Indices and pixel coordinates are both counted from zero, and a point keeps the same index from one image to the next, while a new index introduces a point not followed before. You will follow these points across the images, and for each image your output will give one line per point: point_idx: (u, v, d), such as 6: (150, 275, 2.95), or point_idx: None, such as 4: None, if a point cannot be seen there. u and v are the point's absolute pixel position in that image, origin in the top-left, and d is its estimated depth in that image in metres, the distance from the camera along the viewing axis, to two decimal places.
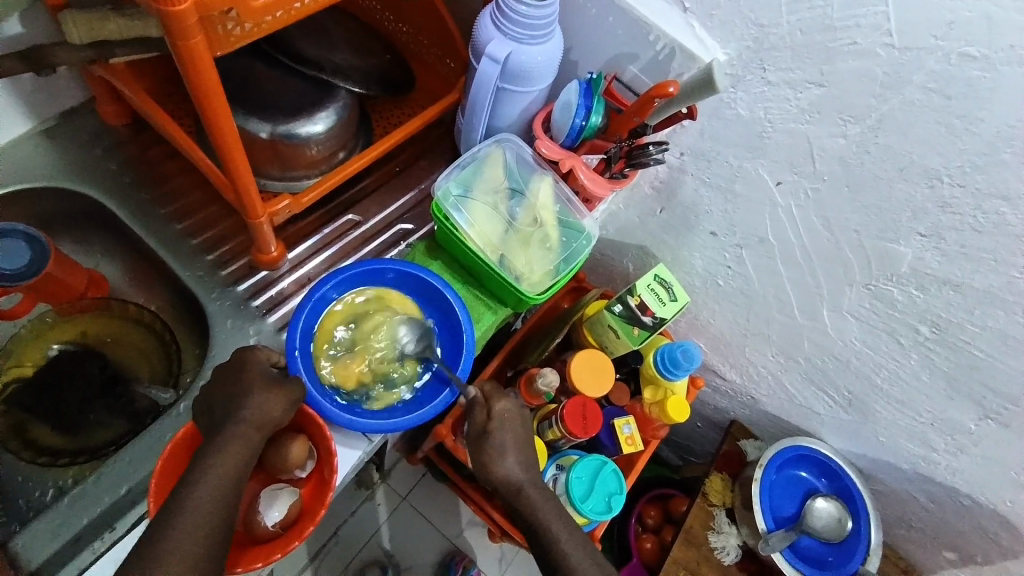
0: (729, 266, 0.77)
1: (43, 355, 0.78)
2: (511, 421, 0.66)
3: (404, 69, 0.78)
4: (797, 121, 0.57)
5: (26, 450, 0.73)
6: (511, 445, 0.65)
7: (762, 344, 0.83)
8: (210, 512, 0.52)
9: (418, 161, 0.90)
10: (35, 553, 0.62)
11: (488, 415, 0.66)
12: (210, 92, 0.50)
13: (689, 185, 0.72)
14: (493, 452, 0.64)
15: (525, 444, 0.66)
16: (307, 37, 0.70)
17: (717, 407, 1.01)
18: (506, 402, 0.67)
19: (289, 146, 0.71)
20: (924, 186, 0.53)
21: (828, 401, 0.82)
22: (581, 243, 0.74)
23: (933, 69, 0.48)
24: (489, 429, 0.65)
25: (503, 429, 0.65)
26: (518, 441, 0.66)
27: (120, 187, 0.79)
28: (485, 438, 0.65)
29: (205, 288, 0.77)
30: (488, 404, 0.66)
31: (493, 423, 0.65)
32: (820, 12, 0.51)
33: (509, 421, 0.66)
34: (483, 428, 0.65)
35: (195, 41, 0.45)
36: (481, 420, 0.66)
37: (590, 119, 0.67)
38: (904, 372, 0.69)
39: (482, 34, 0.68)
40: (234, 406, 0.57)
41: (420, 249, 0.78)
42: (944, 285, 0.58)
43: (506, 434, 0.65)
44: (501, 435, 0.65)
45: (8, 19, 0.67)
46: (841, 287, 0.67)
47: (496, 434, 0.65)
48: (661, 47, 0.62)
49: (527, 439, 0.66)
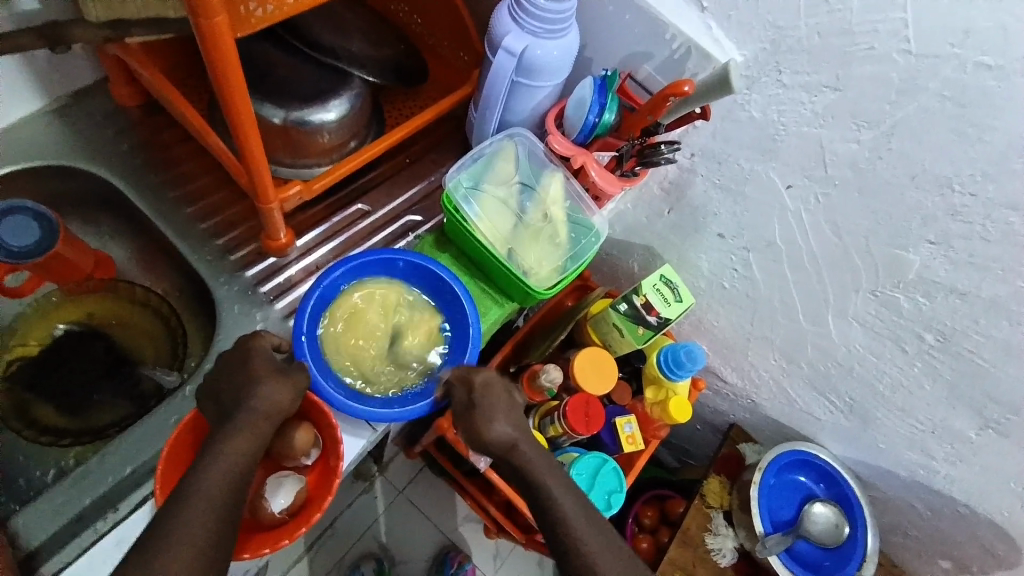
0: (736, 269, 0.77)
1: (48, 333, 0.78)
2: (495, 388, 0.65)
3: (418, 60, 0.77)
4: (810, 125, 0.58)
5: (29, 430, 0.73)
6: (499, 411, 0.64)
7: (766, 347, 0.83)
8: (221, 495, 0.52)
9: (429, 153, 0.89)
10: (35, 533, 0.62)
11: (469, 387, 0.64)
12: (229, 73, 0.49)
13: (699, 186, 0.72)
14: (488, 428, 0.63)
15: (515, 412, 0.65)
16: (323, 24, 0.70)
17: (717, 410, 1.01)
18: (485, 371, 0.66)
19: (301, 133, 0.70)
20: (935, 194, 0.54)
21: (830, 407, 0.82)
22: (590, 240, 0.74)
23: (948, 76, 0.48)
24: (475, 400, 0.64)
25: (489, 397, 0.64)
26: (508, 407, 0.65)
27: (130, 169, 0.79)
28: (473, 409, 0.63)
29: (214, 272, 0.77)
30: (467, 377, 0.65)
31: (478, 392, 0.64)
32: (838, 16, 0.51)
33: (493, 389, 0.65)
34: (468, 402, 0.64)
35: (218, 20, 0.45)
36: (465, 393, 0.64)
37: (603, 116, 0.67)
38: (908, 382, 0.69)
39: (498, 26, 0.67)
40: (243, 393, 0.57)
41: (429, 241, 0.78)
42: (951, 293, 0.58)
43: (492, 401, 0.64)
44: (488, 404, 0.64)
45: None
46: (847, 293, 0.67)
47: (483, 403, 0.64)
48: (676, 46, 0.62)
49: (515, 407, 0.66)
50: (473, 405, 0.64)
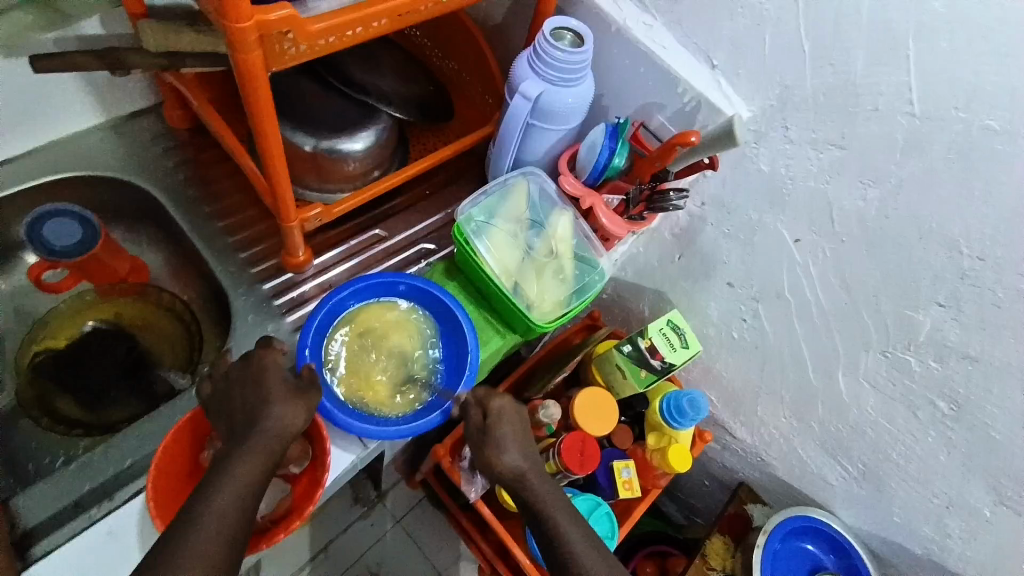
0: (745, 320, 0.76)
1: (78, 330, 0.83)
2: (510, 416, 0.67)
3: (444, 99, 0.82)
4: (817, 180, 0.59)
5: (46, 418, 0.77)
6: (510, 440, 0.65)
7: (775, 403, 0.81)
8: (236, 515, 0.53)
9: (448, 186, 0.93)
10: (34, 513, 0.65)
11: (484, 412, 0.66)
12: (261, 101, 0.54)
13: (709, 233, 0.73)
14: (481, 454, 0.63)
15: (523, 439, 0.66)
16: (357, 62, 0.76)
17: (726, 467, 0.97)
18: (503, 399, 0.68)
19: (329, 159, 0.75)
20: (944, 255, 0.53)
21: (842, 471, 0.79)
22: (594, 278, 0.75)
23: (953, 138, 0.49)
24: (488, 426, 0.65)
25: (501, 423, 0.66)
26: (516, 435, 0.66)
27: (171, 183, 0.85)
28: (485, 434, 0.65)
29: (234, 283, 0.81)
30: (483, 401, 0.67)
31: (492, 417, 0.66)
32: (843, 78, 0.53)
33: (506, 417, 0.66)
34: (482, 427, 0.65)
35: (252, 54, 0.49)
36: (478, 418, 0.66)
37: (613, 159, 0.70)
38: (921, 450, 0.66)
39: (516, 72, 0.71)
40: (257, 413, 0.59)
41: (439, 269, 0.80)
42: (963, 359, 0.57)
43: (503, 428, 0.65)
44: (499, 431, 0.65)
45: (90, 19, 0.77)
46: (857, 351, 0.66)
47: (494, 428, 0.65)
48: (688, 99, 0.65)
49: (524, 436, 0.67)
50: (485, 431, 0.65)
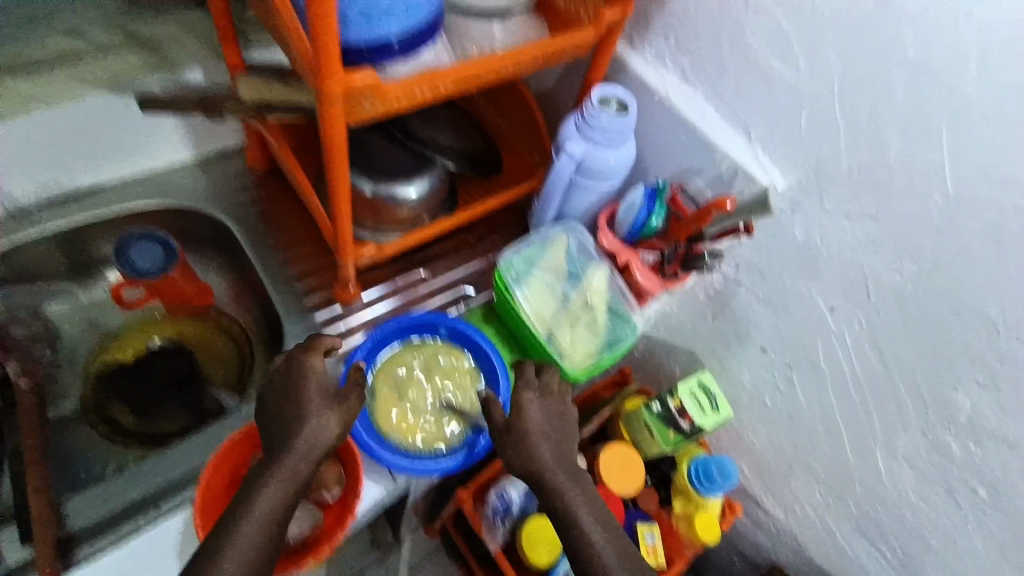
0: (778, 387, 0.75)
1: (144, 344, 0.90)
2: (537, 410, 0.66)
3: (495, 155, 0.89)
4: (852, 250, 0.60)
5: (104, 426, 0.84)
6: (539, 434, 0.64)
7: (809, 478, 0.78)
8: (265, 528, 0.57)
9: (492, 235, 0.98)
10: (83, 516, 0.68)
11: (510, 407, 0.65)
12: (336, 146, 0.59)
13: (743, 297, 0.74)
14: None
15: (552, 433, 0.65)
16: (421, 118, 0.84)
17: (757, 545, 0.92)
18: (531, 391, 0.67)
19: (386, 203, 0.82)
20: (982, 333, 0.53)
21: (880, 560, 0.74)
22: (626, 332, 0.77)
23: (988, 217, 0.50)
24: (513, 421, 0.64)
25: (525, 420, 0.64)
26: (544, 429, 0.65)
27: (243, 216, 0.94)
28: (511, 428, 0.64)
29: (287, 311, 0.87)
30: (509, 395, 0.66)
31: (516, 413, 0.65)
32: (878, 155, 0.55)
33: (531, 409, 0.65)
34: (507, 422, 0.64)
35: (334, 108, 0.55)
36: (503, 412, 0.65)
37: (650, 220, 0.73)
38: (966, 543, 0.62)
39: (564, 132, 0.76)
40: (291, 426, 0.61)
41: (477, 313, 0.85)
42: (1003, 444, 0.55)
43: (531, 423, 0.64)
44: (527, 425, 0.64)
45: (194, 71, 0.86)
46: (894, 428, 0.64)
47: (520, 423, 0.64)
48: (725, 167, 0.68)
49: (554, 427, 0.66)
50: (510, 426, 0.64)
